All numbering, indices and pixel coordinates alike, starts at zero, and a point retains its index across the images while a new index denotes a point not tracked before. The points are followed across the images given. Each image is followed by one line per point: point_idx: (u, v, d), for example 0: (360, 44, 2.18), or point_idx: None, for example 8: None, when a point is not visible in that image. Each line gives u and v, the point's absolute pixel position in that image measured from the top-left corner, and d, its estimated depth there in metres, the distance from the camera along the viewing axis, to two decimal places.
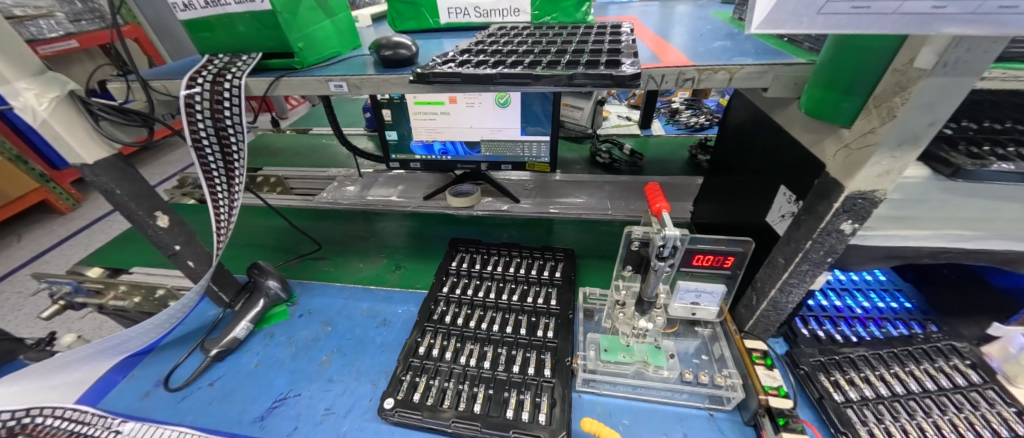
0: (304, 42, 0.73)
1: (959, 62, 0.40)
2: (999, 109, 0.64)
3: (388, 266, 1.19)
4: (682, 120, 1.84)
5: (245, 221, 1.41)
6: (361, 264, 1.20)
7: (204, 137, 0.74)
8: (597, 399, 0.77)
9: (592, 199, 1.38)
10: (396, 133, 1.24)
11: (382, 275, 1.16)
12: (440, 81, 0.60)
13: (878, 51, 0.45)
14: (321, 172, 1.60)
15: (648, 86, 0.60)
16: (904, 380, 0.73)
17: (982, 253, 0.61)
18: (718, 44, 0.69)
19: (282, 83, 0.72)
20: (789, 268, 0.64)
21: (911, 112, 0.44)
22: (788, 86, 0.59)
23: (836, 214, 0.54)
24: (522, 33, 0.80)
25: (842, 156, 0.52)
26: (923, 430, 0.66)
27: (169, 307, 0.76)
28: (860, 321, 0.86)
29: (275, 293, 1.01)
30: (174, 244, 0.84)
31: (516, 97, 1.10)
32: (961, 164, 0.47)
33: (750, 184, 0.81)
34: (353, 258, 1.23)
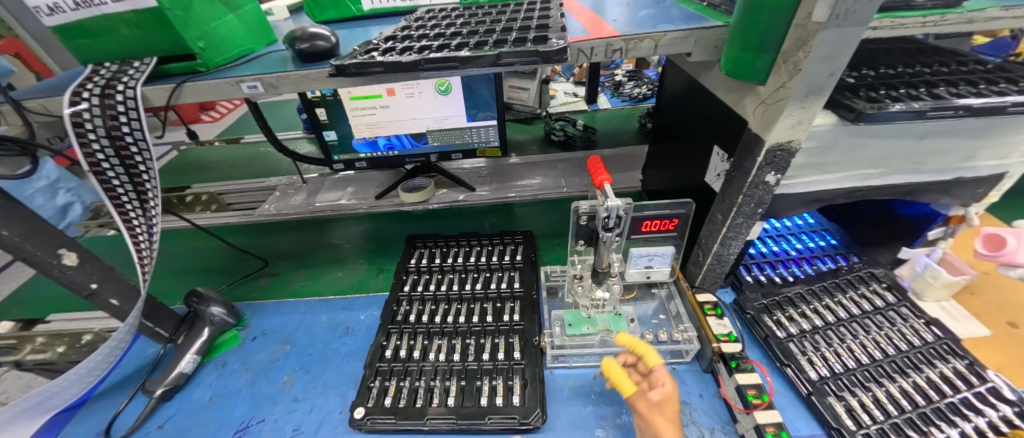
0: (205, 41, 0.66)
1: (848, 14, 0.42)
2: (888, 57, 0.70)
3: (372, 270, 1.14)
4: (626, 91, 1.87)
5: (177, 246, 1.29)
6: (342, 273, 1.14)
7: (103, 159, 0.65)
8: (569, 373, 0.79)
9: (547, 178, 1.38)
10: (335, 133, 1.17)
11: (365, 281, 1.11)
12: (365, 72, 0.57)
13: (781, 9, 0.47)
14: (259, 183, 1.46)
15: (579, 59, 0.60)
16: (835, 309, 0.82)
17: (887, 187, 0.68)
18: (644, 13, 0.70)
19: (185, 90, 0.65)
20: (726, 222, 0.68)
21: (814, 64, 0.47)
22: (708, 49, 0.61)
23: (760, 167, 0.58)
24: (451, 15, 0.76)
25: (761, 111, 0.56)
26: (852, 350, 0.74)
27: (96, 352, 0.69)
28: (795, 262, 0.94)
29: (221, 319, 0.93)
30: (90, 283, 0.75)
31: (457, 83, 1.07)
32: (863, 108, 0.51)
33: (689, 147, 0.85)
34: (319, 270, 1.16)
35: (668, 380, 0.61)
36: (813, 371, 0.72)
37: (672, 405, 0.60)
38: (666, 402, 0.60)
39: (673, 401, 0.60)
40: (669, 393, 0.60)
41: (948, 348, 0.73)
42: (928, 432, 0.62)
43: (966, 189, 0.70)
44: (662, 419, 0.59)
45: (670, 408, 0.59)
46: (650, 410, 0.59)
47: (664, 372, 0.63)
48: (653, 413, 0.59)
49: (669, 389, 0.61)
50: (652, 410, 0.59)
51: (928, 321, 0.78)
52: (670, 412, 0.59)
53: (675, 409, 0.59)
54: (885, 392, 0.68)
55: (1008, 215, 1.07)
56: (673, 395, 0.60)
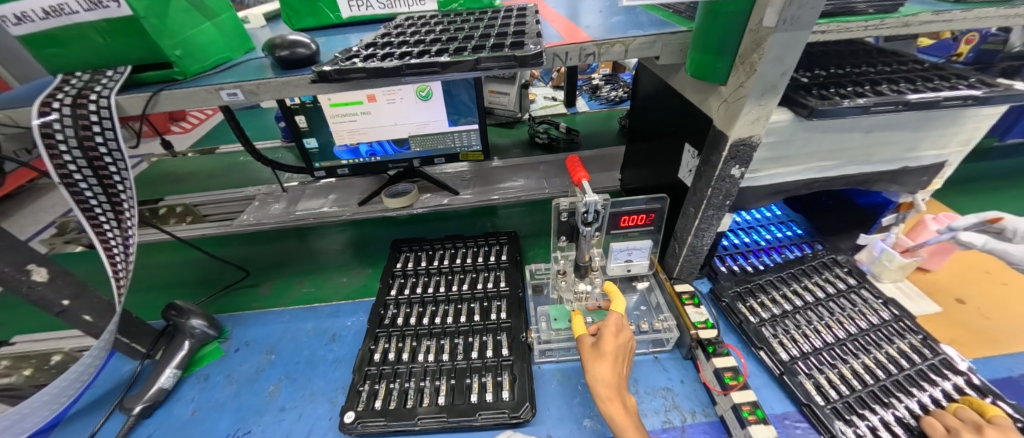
0: (182, 49, 0.66)
1: (794, 19, 0.47)
2: (839, 59, 0.76)
3: (376, 274, 1.14)
4: (603, 95, 1.93)
5: (152, 260, 1.25)
6: (346, 278, 1.14)
7: (75, 169, 0.64)
8: (556, 367, 0.82)
9: (530, 180, 1.40)
10: (316, 141, 1.17)
11: (372, 285, 1.11)
12: (346, 77, 0.58)
13: (736, 16, 0.51)
14: (237, 193, 1.44)
15: (554, 64, 0.63)
16: (802, 294, 0.87)
17: (843, 178, 0.73)
18: (616, 19, 0.74)
19: (163, 97, 0.64)
20: (698, 215, 0.73)
21: (767, 65, 0.51)
22: (675, 53, 0.65)
23: (725, 162, 0.63)
24: (430, 22, 0.78)
25: (724, 109, 0.60)
26: (819, 331, 0.80)
27: (70, 369, 0.67)
28: (766, 251, 1.00)
29: (202, 332, 0.92)
30: (62, 299, 0.73)
31: (437, 87, 1.08)
32: (815, 105, 0.55)
33: (663, 146, 0.89)
34: (322, 276, 1.16)
35: (611, 324, 0.68)
36: (784, 353, 0.77)
37: (609, 342, 0.66)
38: (607, 340, 0.67)
39: (612, 341, 0.66)
40: (608, 334, 0.67)
41: (904, 325, 0.80)
42: (889, 403, 0.68)
43: (912, 178, 0.77)
44: (596, 352, 0.66)
45: (603, 345, 0.66)
46: (586, 343, 0.68)
47: (615, 319, 0.69)
48: (588, 347, 0.67)
49: (610, 332, 0.67)
50: (589, 345, 0.68)
51: (886, 300, 0.84)
52: (605, 347, 0.65)
53: (608, 347, 0.65)
54: (849, 369, 0.73)
55: (954, 202, 1.15)
56: (613, 336, 0.67)
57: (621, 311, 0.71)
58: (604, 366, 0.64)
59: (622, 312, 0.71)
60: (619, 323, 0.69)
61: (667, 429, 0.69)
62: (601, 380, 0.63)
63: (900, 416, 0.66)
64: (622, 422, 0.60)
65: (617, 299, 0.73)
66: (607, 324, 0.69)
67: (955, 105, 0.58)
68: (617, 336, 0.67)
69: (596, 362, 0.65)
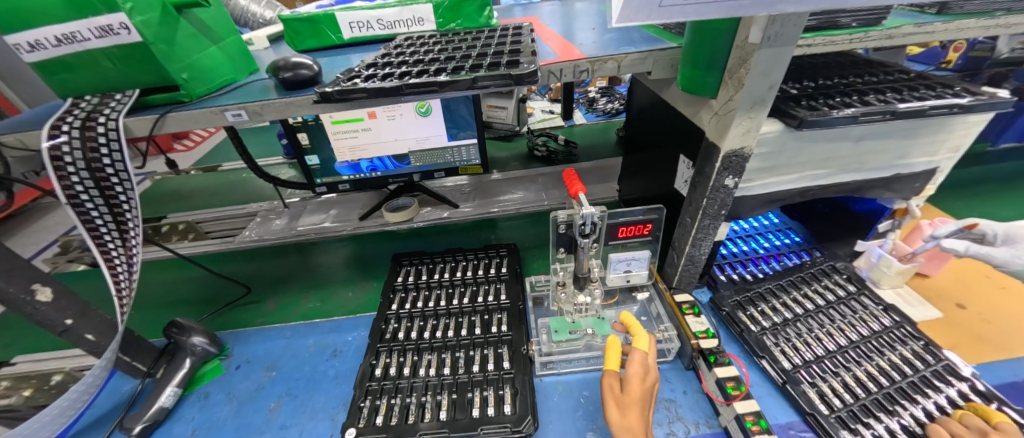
0: (189, 72, 0.68)
1: (778, 35, 0.48)
2: (827, 70, 0.78)
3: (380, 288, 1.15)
4: (600, 107, 1.96)
5: (154, 277, 1.26)
6: (353, 292, 1.14)
7: (82, 190, 0.65)
8: (558, 380, 0.82)
9: (529, 192, 1.42)
10: (318, 158, 1.19)
11: (376, 300, 1.11)
12: (347, 97, 0.60)
13: (723, 33, 0.53)
14: (239, 210, 1.46)
15: (549, 80, 0.65)
16: (802, 302, 0.87)
17: (836, 186, 0.74)
18: (608, 36, 0.77)
19: (169, 119, 0.66)
20: (695, 225, 0.74)
21: (754, 80, 0.53)
22: (666, 68, 0.67)
23: (719, 172, 0.64)
24: (429, 42, 0.81)
25: (715, 122, 0.62)
26: (820, 339, 0.80)
27: (72, 388, 0.67)
28: (764, 259, 1.00)
29: (204, 350, 0.92)
30: (65, 318, 0.74)
31: (436, 104, 1.11)
32: (803, 116, 0.57)
33: (658, 157, 0.90)
34: (330, 290, 1.16)
35: (636, 366, 0.67)
36: (786, 361, 0.77)
37: (634, 385, 0.65)
38: (631, 384, 0.66)
39: (637, 385, 0.65)
40: (632, 376, 0.66)
41: (905, 331, 0.80)
42: (894, 411, 0.67)
43: (905, 185, 0.78)
44: (620, 397, 0.65)
45: (629, 390, 0.65)
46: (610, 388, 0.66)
47: (639, 358, 0.68)
48: (612, 391, 0.66)
49: (635, 375, 0.66)
50: (613, 389, 0.66)
51: (886, 307, 0.84)
52: (631, 394, 0.64)
53: (634, 392, 0.64)
54: (853, 377, 0.73)
55: (949, 207, 1.16)
56: (637, 380, 0.66)
57: (645, 349, 0.69)
58: (630, 413, 0.63)
59: (647, 350, 0.70)
60: (643, 364, 0.67)
61: None
62: (628, 426, 0.61)
63: (905, 424, 0.65)
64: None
65: (640, 335, 0.71)
66: (632, 366, 0.67)
67: (941, 113, 0.60)
68: (642, 378, 0.66)
69: (622, 410, 0.64)
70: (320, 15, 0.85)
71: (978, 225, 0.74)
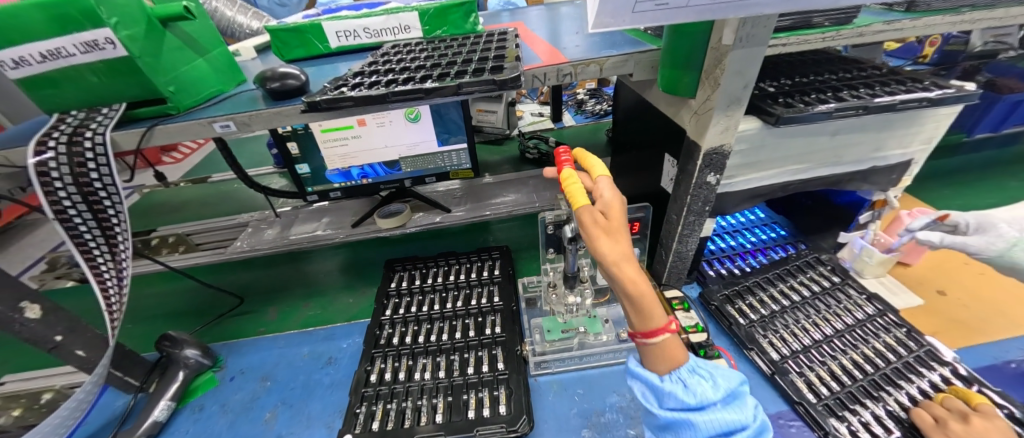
0: (176, 85, 0.68)
1: (749, 37, 0.50)
2: (803, 68, 0.80)
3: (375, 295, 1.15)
4: (589, 109, 1.98)
5: (145, 291, 1.25)
6: (352, 299, 1.14)
7: (70, 206, 0.65)
8: (552, 379, 0.83)
9: (520, 194, 1.43)
10: (308, 166, 1.20)
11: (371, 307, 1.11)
12: (334, 106, 0.61)
13: (699, 35, 0.55)
14: (230, 221, 1.45)
15: (533, 85, 0.66)
16: (788, 294, 0.89)
17: (816, 179, 0.76)
18: (591, 40, 0.79)
19: (157, 132, 0.66)
20: (680, 221, 0.75)
21: (729, 80, 0.54)
22: (647, 69, 0.69)
23: (701, 170, 0.66)
24: (415, 49, 0.82)
25: (695, 121, 0.63)
26: (807, 330, 0.82)
27: (64, 404, 0.66)
28: (751, 254, 1.02)
29: (197, 361, 0.91)
30: (55, 335, 0.73)
31: (425, 110, 1.11)
32: (780, 113, 0.59)
33: (644, 156, 0.92)
34: (330, 298, 1.16)
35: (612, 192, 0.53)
36: (775, 352, 0.78)
37: (616, 209, 0.51)
38: (612, 207, 0.52)
39: (618, 208, 0.52)
40: (612, 203, 0.52)
41: (888, 319, 0.82)
42: (879, 397, 0.69)
43: (882, 177, 0.80)
44: (607, 227, 0.50)
45: (614, 218, 0.51)
46: (588, 213, 0.51)
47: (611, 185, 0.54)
48: (594, 219, 0.51)
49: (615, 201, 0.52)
50: (595, 218, 0.51)
51: (869, 296, 0.86)
52: (616, 219, 0.50)
53: (620, 218, 0.51)
54: (839, 365, 0.75)
55: (928, 197, 1.20)
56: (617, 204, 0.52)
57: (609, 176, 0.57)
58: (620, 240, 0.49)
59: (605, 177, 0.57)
60: (615, 188, 0.55)
61: None
62: (621, 255, 0.48)
63: (890, 409, 0.67)
64: (648, 304, 0.48)
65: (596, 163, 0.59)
66: (609, 191, 0.53)
67: (912, 107, 0.62)
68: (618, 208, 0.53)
69: (611, 236, 0.50)
70: (306, 25, 0.86)
71: (949, 216, 0.76)
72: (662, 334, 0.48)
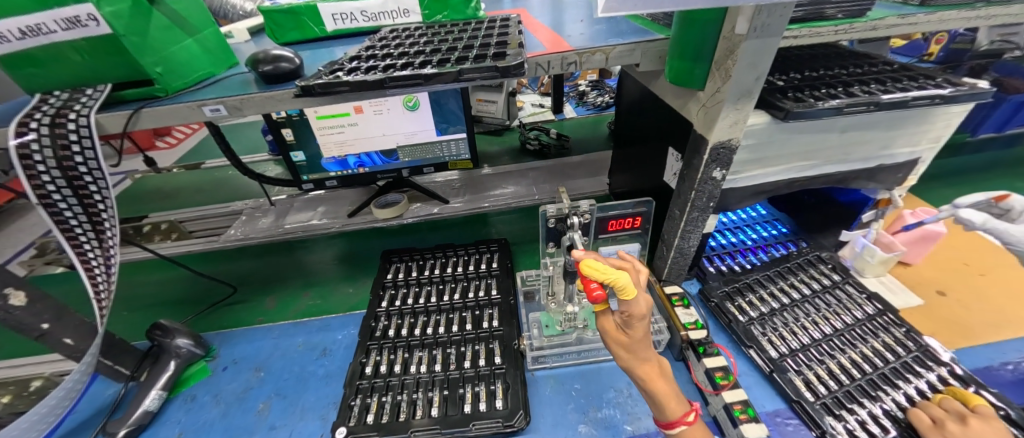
0: (164, 65, 0.65)
1: (764, 26, 0.48)
2: (813, 61, 0.78)
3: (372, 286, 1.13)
4: (590, 100, 1.96)
5: (136, 278, 1.23)
6: (353, 289, 1.13)
7: (54, 190, 0.63)
8: (549, 374, 0.82)
9: (520, 187, 1.41)
10: (304, 154, 1.17)
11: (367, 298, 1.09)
12: (328, 91, 0.58)
13: (711, 24, 0.53)
14: (223, 208, 1.42)
15: (537, 73, 0.64)
16: (789, 292, 0.89)
17: (821, 177, 0.75)
18: (597, 28, 0.76)
19: (144, 115, 0.64)
20: (683, 217, 0.74)
21: (741, 71, 0.53)
22: (654, 59, 0.67)
23: (707, 165, 0.64)
24: (415, 34, 0.79)
25: (703, 114, 0.61)
26: (806, 328, 0.81)
27: (51, 393, 0.65)
28: (752, 251, 1.01)
29: (188, 351, 0.90)
30: (41, 322, 0.71)
31: (424, 98, 1.09)
32: (790, 107, 0.57)
33: (647, 150, 0.90)
34: (330, 287, 1.15)
35: (639, 310, 0.52)
36: (773, 350, 0.78)
37: (638, 329, 0.53)
38: (634, 325, 0.53)
39: (640, 326, 0.53)
40: (637, 323, 0.52)
41: (888, 319, 0.81)
42: (876, 396, 0.69)
43: (889, 175, 0.79)
44: (623, 339, 0.55)
45: (634, 333, 0.53)
46: (608, 330, 0.55)
47: (642, 296, 0.52)
48: (613, 331, 0.55)
49: (641, 314, 0.52)
50: (613, 331, 0.55)
51: (870, 295, 0.86)
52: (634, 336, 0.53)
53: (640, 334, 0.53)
54: (837, 364, 0.74)
55: (929, 197, 1.19)
56: (642, 317, 0.52)
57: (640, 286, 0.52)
58: (638, 351, 0.55)
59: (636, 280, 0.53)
60: (648, 299, 0.53)
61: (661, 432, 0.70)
62: (638, 365, 0.56)
63: (887, 408, 0.67)
64: (665, 406, 0.56)
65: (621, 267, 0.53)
66: (635, 313, 0.52)
67: (924, 104, 0.61)
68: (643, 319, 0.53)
69: (629, 350, 0.55)
70: (302, 7, 0.83)
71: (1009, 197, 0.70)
72: (678, 428, 0.56)
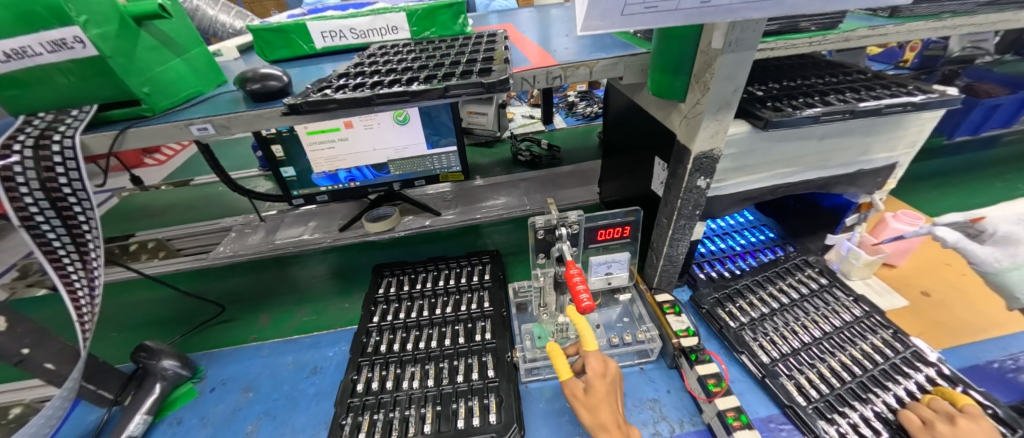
0: (150, 85, 0.66)
1: (738, 41, 0.50)
2: (790, 71, 0.81)
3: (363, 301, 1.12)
4: (579, 111, 1.98)
5: (122, 298, 1.20)
6: (348, 303, 1.12)
7: (37, 212, 0.62)
8: (543, 385, 0.82)
9: (511, 197, 1.42)
10: (294, 170, 1.17)
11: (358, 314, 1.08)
12: (316, 109, 0.59)
13: (688, 38, 0.54)
14: (212, 224, 1.41)
15: (522, 87, 0.65)
16: (778, 296, 0.90)
17: (803, 183, 0.77)
18: (581, 43, 0.78)
19: (129, 135, 0.63)
20: (671, 225, 0.75)
21: (719, 83, 0.54)
22: (637, 72, 0.68)
23: (691, 173, 0.65)
24: (403, 50, 0.80)
25: (686, 125, 0.63)
26: (796, 332, 0.82)
27: (33, 419, 0.62)
28: (741, 256, 1.02)
29: (175, 373, 0.88)
30: (21, 348, 0.69)
31: (414, 113, 1.10)
32: (769, 117, 0.59)
33: (635, 159, 0.92)
34: (324, 303, 1.13)
35: (595, 365, 0.67)
36: (765, 355, 0.78)
37: (597, 386, 0.65)
38: (595, 385, 0.65)
39: (600, 385, 0.65)
40: (595, 377, 0.66)
41: (876, 320, 0.82)
42: (867, 399, 0.70)
43: (868, 180, 0.81)
44: (590, 398, 0.65)
45: (596, 391, 0.65)
46: (571, 388, 0.67)
47: (595, 358, 0.68)
48: (578, 393, 0.66)
49: (597, 372, 0.66)
50: (578, 393, 0.66)
51: (857, 297, 0.87)
52: (595, 395, 0.64)
53: (602, 391, 0.64)
54: (828, 368, 0.75)
55: (910, 199, 1.22)
56: (599, 374, 0.66)
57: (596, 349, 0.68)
58: (603, 410, 0.63)
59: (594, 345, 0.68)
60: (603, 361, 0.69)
61: None
62: (603, 424, 0.62)
63: (878, 410, 0.68)
64: None
65: (585, 332, 0.67)
66: (594, 367, 0.67)
67: (896, 111, 0.63)
68: (603, 377, 0.66)
69: (593, 410, 0.64)
70: (291, 25, 0.84)
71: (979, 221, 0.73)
72: None
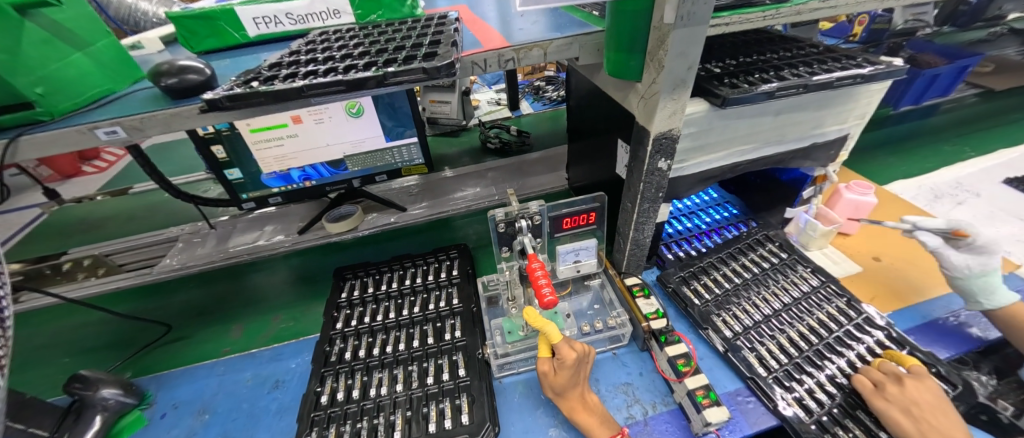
0: (45, 85, 0.57)
1: (689, 15, 0.48)
2: (748, 47, 0.81)
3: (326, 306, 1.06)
4: (546, 96, 1.95)
5: (54, 325, 1.09)
6: (320, 310, 1.06)
7: None
8: (517, 379, 0.80)
9: (479, 188, 1.38)
10: (239, 171, 1.08)
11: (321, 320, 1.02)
12: (240, 104, 0.52)
13: (640, 14, 0.52)
14: (157, 235, 1.29)
15: (474, 72, 0.61)
16: (740, 271, 0.91)
17: (762, 159, 0.77)
18: (536, 22, 0.74)
19: (22, 144, 0.55)
20: (635, 209, 0.74)
21: (673, 61, 0.52)
22: (593, 52, 0.66)
23: (651, 155, 0.64)
24: (346, 36, 0.74)
25: (643, 106, 0.61)
26: (758, 305, 0.84)
27: None
28: (706, 235, 1.04)
29: (118, 402, 0.80)
30: None
31: (367, 103, 1.03)
32: (726, 94, 0.58)
33: (600, 143, 0.89)
34: (299, 308, 1.07)
35: (563, 356, 0.65)
36: (728, 330, 0.80)
37: (563, 372, 0.66)
38: (562, 371, 0.66)
39: (566, 371, 0.66)
40: (563, 367, 0.66)
41: (831, 289, 0.85)
42: (822, 365, 0.72)
43: (821, 153, 0.83)
44: (556, 379, 0.67)
45: (560, 374, 0.66)
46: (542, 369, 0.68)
47: (564, 346, 0.67)
48: (547, 373, 0.67)
49: (565, 360, 0.66)
50: (546, 375, 0.67)
51: (814, 268, 0.90)
52: (559, 377, 0.66)
53: (564, 375, 0.66)
54: (786, 338, 0.77)
55: (862, 169, 1.27)
56: (567, 364, 0.65)
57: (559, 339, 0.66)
58: (564, 388, 0.67)
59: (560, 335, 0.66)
60: (572, 347, 0.67)
61: (630, 425, 0.69)
62: (563, 398, 0.68)
63: (832, 375, 0.71)
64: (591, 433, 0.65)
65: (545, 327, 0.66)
66: (563, 355, 0.66)
67: (847, 83, 0.63)
68: (569, 366, 0.66)
69: (557, 390, 0.67)
70: (217, 10, 0.76)
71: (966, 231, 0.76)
72: None
